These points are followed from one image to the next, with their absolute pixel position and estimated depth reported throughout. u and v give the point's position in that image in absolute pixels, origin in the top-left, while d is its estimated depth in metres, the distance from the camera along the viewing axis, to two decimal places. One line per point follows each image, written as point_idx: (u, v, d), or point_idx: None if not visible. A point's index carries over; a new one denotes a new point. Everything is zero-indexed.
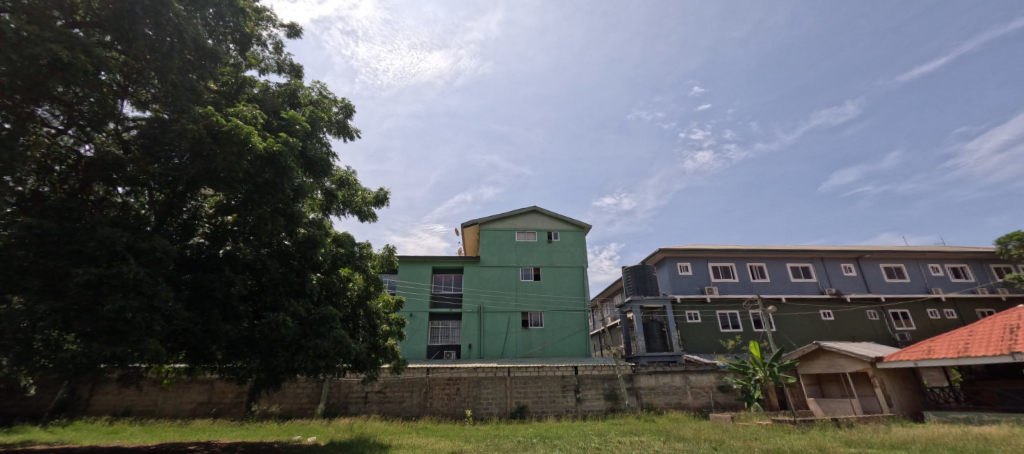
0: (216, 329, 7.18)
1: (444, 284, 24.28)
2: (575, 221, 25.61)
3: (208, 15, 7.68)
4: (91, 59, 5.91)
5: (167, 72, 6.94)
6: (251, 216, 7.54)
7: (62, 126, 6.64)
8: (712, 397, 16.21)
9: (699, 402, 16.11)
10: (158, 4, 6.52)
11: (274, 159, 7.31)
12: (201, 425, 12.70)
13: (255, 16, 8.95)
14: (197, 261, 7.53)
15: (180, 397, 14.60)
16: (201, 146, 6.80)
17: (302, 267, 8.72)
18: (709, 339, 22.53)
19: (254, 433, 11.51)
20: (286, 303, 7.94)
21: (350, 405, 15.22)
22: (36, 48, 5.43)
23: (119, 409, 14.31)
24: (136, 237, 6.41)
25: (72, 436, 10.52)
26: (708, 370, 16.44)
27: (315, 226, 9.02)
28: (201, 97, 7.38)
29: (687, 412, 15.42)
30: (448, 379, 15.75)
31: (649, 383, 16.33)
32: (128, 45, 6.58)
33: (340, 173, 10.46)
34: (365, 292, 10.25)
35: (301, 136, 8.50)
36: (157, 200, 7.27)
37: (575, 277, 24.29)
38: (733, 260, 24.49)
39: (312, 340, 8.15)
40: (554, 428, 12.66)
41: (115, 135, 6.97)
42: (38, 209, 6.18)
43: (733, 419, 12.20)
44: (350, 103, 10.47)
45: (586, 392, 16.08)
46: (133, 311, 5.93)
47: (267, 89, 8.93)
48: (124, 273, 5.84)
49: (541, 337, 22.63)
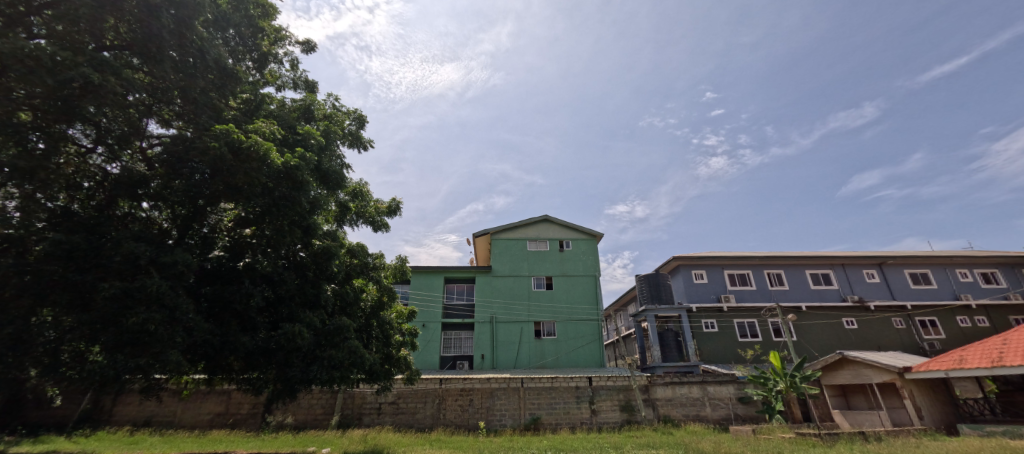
0: (234, 340, 7.36)
1: (456, 294, 24.20)
2: (587, 229, 25.53)
3: (229, 36, 8.03)
4: (119, 80, 6.15)
5: (189, 90, 7.23)
6: (269, 229, 7.75)
7: (91, 144, 6.82)
8: (732, 409, 15.83)
9: (718, 414, 15.72)
10: (183, 28, 6.87)
11: (291, 174, 7.47)
12: (217, 436, 12.82)
13: (272, 35, 9.32)
14: (217, 274, 7.74)
15: (198, 408, 14.76)
16: (221, 162, 6.96)
17: (317, 278, 8.86)
18: (728, 349, 22.03)
19: (271, 444, 11.60)
20: (302, 314, 8.10)
21: (363, 416, 15.23)
22: (71, 71, 5.62)
23: (139, 419, 14.56)
24: (158, 250, 6.57)
25: (93, 445, 10.73)
26: (728, 380, 16.10)
27: (330, 237, 9.15)
28: (221, 114, 7.68)
29: (706, 425, 15.04)
30: (461, 390, 15.69)
31: (666, 394, 16.02)
32: (154, 66, 6.83)
33: (354, 185, 10.70)
34: (378, 303, 10.27)
35: (316, 150, 8.66)
36: (179, 214, 7.46)
37: (588, 286, 24.09)
38: (750, 267, 24.09)
39: (327, 350, 8.20)
40: (569, 441, 12.38)
41: (140, 151, 7.22)
42: (67, 224, 6.37)
43: (754, 431, 11.86)
44: (363, 115, 10.67)
45: (601, 404, 15.82)
46: (156, 323, 6.12)
47: (284, 105, 9.26)
48: (148, 286, 6.05)
49: (554, 347, 22.43)
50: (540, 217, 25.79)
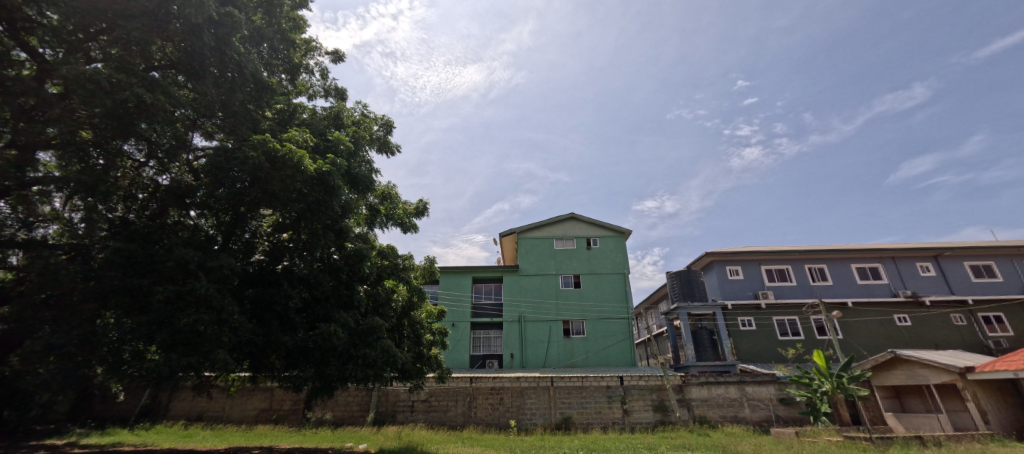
0: (275, 340, 7.75)
1: (484, 293, 24.48)
2: (615, 226, 25.30)
3: (264, 50, 8.46)
4: (167, 98, 6.60)
5: (229, 104, 7.70)
6: (305, 233, 8.15)
7: (144, 159, 7.35)
8: (774, 410, 15.38)
9: (759, 416, 15.33)
10: (223, 45, 7.28)
11: (324, 179, 7.82)
12: (262, 430, 13.52)
13: (303, 47, 9.75)
14: (258, 277, 8.19)
15: (244, 404, 15.55)
16: (260, 170, 7.34)
17: (350, 280, 9.22)
18: (767, 348, 21.38)
19: (311, 439, 12.14)
20: (337, 315, 8.45)
21: (397, 414, 15.67)
22: (126, 92, 6.09)
23: (192, 414, 15.48)
24: (205, 256, 7.02)
25: (153, 438, 11.53)
26: (767, 380, 15.63)
27: (361, 240, 9.50)
28: (258, 124, 8.12)
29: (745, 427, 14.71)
30: (492, 388, 15.92)
31: (701, 394, 15.72)
32: (197, 83, 7.29)
33: (383, 188, 11.05)
34: (409, 303, 10.59)
35: (346, 156, 9.01)
36: (223, 221, 7.93)
37: (616, 283, 23.88)
38: (789, 262, 23.30)
39: (361, 350, 8.51)
40: (601, 441, 12.41)
41: (187, 163, 7.73)
42: (125, 232, 6.90)
43: (798, 434, 11.52)
44: (390, 120, 10.99)
45: (633, 404, 15.71)
46: (205, 324, 6.54)
47: (315, 113, 9.67)
48: (197, 289, 6.49)
49: (584, 346, 22.36)
50: (566, 215, 25.73)
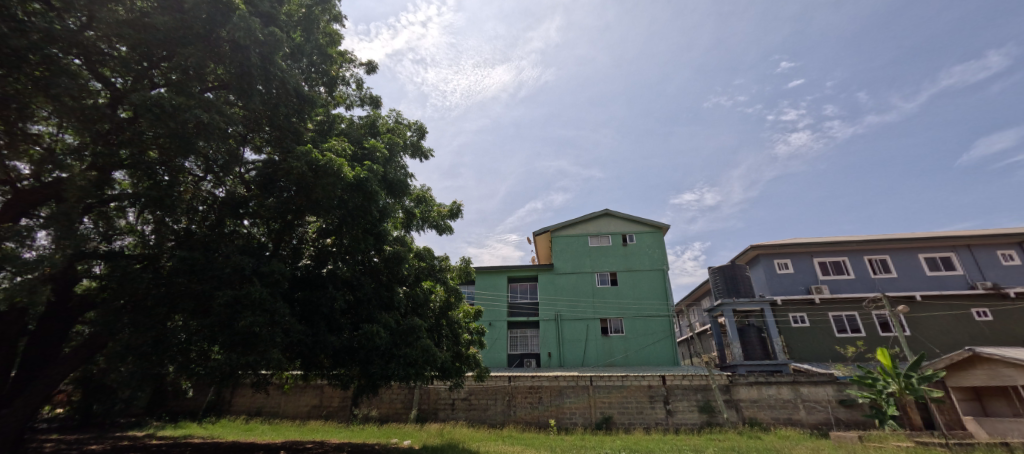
0: (323, 340, 8.19)
1: (520, 292, 24.64)
2: (651, 221, 24.84)
3: (303, 65, 8.94)
4: (220, 116, 7.14)
5: (275, 119, 8.22)
6: (347, 238, 8.58)
7: (203, 174, 7.96)
8: (833, 413, 14.57)
9: (815, 418, 14.60)
10: (268, 64, 7.75)
11: (362, 185, 8.22)
12: (314, 425, 14.28)
13: (339, 60, 10.24)
14: (306, 280, 8.67)
15: (298, 400, 16.43)
16: (304, 180, 7.78)
17: (390, 281, 9.61)
18: (823, 346, 20.49)
19: (359, 434, 12.73)
20: (378, 316, 8.82)
21: (439, 411, 16.09)
22: (186, 113, 6.63)
23: (252, 409, 16.51)
24: (258, 262, 7.53)
25: (218, 431, 12.44)
26: (824, 380, 14.85)
27: (400, 242, 9.88)
28: (301, 136, 8.61)
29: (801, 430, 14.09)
30: (530, 387, 16.05)
31: (752, 395, 15.20)
32: (246, 101, 7.81)
33: (418, 192, 11.44)
34: (447, 303, 10.91)
35: (382, 162, 9.38)
36: (273, 228, 8.45)
37: (655, 280, 23.46)
38: (846, 253, 22.12)
39: (402, 349, 8.85)
40: (644, 441, 12.33)
41: (240, 176, 8.32)
42: (189, 242, 7.51)
43: (861, 439, 10.96)
44: (423, 125, 11.33)
45: (677, 404, 15.40)
46: (260, 325, 7.02)
47: (352, 123, 10.13)
48: (253, 293, 6.99)
49: (623, 344, 22.14)
50: (600, 212, 25.50)
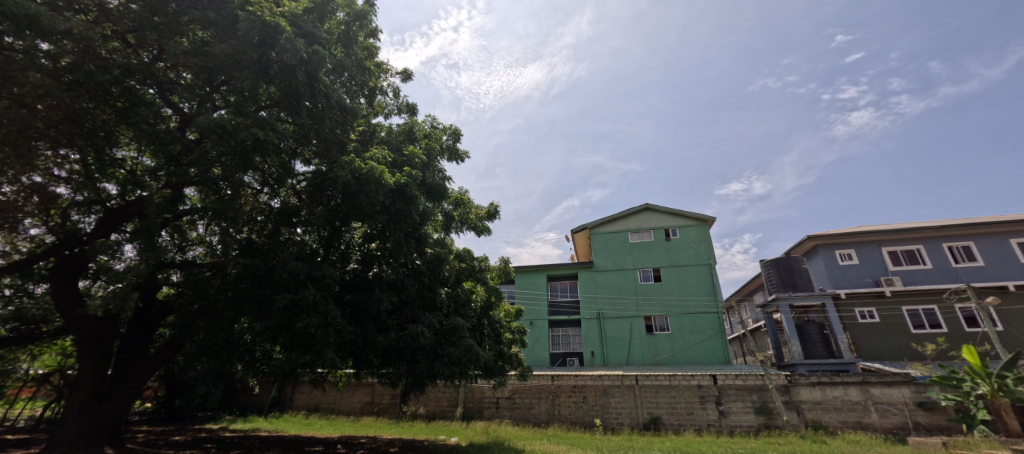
0: (371, 340, 8.60)
1: (560, 291, 24.62)
2: (694, 214, 24.14)
3: (344, 78, 9.43)
4: (273, 132, 7.68)
5: (321, 131, 8.75)
6: (390, 241, 9.01)
7: (260, 186, 8.59)
8: (911, 416, 13.51)
9: (890, 422, 13.62)
10: (312, 80, 8.23)
11: (402, 191, 8.60)
12: (367, 422, 14.98)
13: (377, 71, 10.70)
14: (355, 283, 9.15)
15: (351, 397, 17.26)
16: (349, 188, 8.22)
17: (432, 282, 9.97)
18: (894, 342, 19.14)
19: (409, 431, 13.25)
20: (422, 316, 9.16)
21: (484, 410, 16.41)
22: (244, 132, 7.18)
23: (310, 405, 17.50)
24: (311, 267, 8.02)
25: (282, 426, 13.34)
26: (900, 381, 13.76)
27: (441, 244, 10.23)
28: (345, 146, 9.12)
29: (872, 435, 13.23)
30: (574, 386, 16.04)
31: (814, 396, 14.43)
32: (295, 117, 8.35)
33: (456, 195, 11.76)
34: (488, 303, 11.18)
35: (420, 168, 9.78)
36: (322, 235, 8.97)
37: (700, 275, 22.78)
38: (920, 241, 20.61)
39: (446, 348, 9.14)
40: (695, 443, 12.07)
41: (293, 187, 8.91)
42: (250, 250, 8.14)
43: (946, 446, 10.14)
44: (457, 129, 11.62)
45: (730, 405, 14.87)
46: (315, 326, 7.48)
47: (392, 130, 10.56)
48: (307, 296, 7.47)
49: (669, 343, 21.67)
50: (639, 207, 25.05)
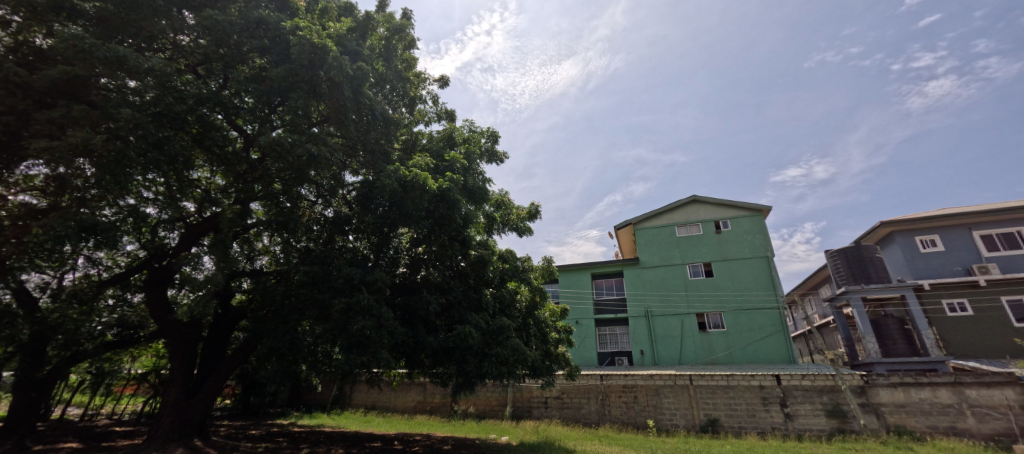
0: (422, 340, 8.95)
1: (605, 289, 24.31)
2: (744, 205, 23.12)
3: (386, 89, 9.86)
4: (325, 146, 8.15)
5: (368, 142, 9.23)
6: (436, 245, 9.37)
7: (315, 198, 9.16)
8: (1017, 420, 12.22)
9: (989, 427, 12.39)
10: (358, 94, 8.68)
11: (446, 195, 8.89)
12: (421, 420, 15.55)
13: (416, 81, 11.12)
14: (405, 286, 9.54)
15: (405, 396, 17.96)
16: (395, 194, 8.59)
17: (477, 283, 10.25)
18: (990, 337, 17.37)
19: (461, 429, 13.63)
20: (469, 317, 9.39)
21: (533, 409, 16.55)
22: (300, 148, 7.68)
23: (367, 404, 18.39)
24: (363, 272, 8.46)
25: (343, 422, 14.13)
26: (1002, 382, 12.42)
27: (484, 246, 10.48)
28: (390, 156, 9.57)
29: (967, 442, 12.13)
30: (624, 386, 15.83)
31: (895, 398, 13.37)
32: (344, 130, 8.83)
33: (497, 197, 11.98)
34: (532, 303, 11.33)
35: (462, 172, 10.04)
36: (371, 242, 9.42)
37: (755, 269, 21.79)
38: (1020, 223, 18.61)
39: (494, 348, 9.33)
40: (757, 447, 11.59)
41: (344, 198, 9.46)
42: (308, 257, 8.71)
43: None
44: (495, 131, 11.83)
45: (796, 407, 14.10)
46: (370, 328, 7.88)
47: (432, 137, 10.92)
48: (362, 299, 7.90)
49: (725, 340, 20.89)
50: (684, 199, 24.30)
